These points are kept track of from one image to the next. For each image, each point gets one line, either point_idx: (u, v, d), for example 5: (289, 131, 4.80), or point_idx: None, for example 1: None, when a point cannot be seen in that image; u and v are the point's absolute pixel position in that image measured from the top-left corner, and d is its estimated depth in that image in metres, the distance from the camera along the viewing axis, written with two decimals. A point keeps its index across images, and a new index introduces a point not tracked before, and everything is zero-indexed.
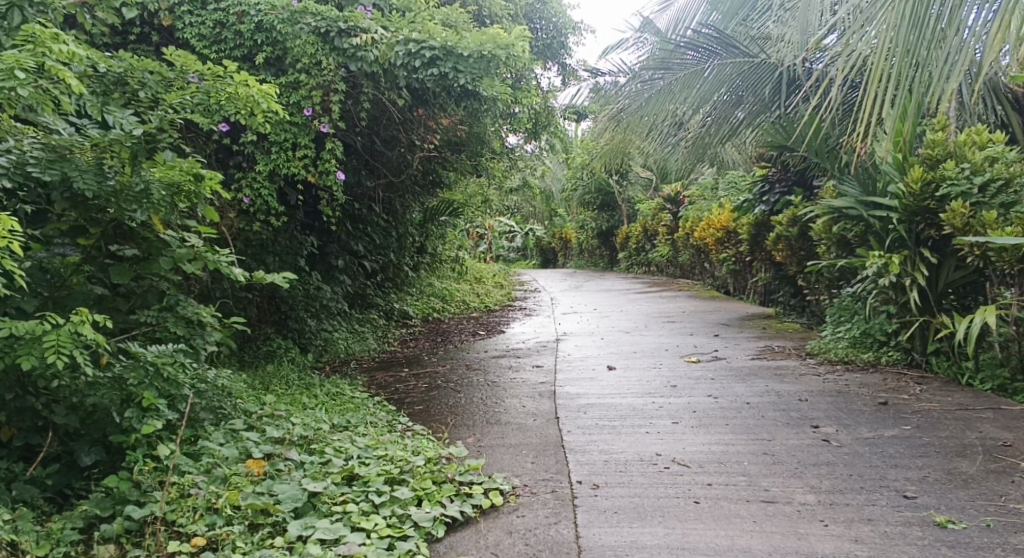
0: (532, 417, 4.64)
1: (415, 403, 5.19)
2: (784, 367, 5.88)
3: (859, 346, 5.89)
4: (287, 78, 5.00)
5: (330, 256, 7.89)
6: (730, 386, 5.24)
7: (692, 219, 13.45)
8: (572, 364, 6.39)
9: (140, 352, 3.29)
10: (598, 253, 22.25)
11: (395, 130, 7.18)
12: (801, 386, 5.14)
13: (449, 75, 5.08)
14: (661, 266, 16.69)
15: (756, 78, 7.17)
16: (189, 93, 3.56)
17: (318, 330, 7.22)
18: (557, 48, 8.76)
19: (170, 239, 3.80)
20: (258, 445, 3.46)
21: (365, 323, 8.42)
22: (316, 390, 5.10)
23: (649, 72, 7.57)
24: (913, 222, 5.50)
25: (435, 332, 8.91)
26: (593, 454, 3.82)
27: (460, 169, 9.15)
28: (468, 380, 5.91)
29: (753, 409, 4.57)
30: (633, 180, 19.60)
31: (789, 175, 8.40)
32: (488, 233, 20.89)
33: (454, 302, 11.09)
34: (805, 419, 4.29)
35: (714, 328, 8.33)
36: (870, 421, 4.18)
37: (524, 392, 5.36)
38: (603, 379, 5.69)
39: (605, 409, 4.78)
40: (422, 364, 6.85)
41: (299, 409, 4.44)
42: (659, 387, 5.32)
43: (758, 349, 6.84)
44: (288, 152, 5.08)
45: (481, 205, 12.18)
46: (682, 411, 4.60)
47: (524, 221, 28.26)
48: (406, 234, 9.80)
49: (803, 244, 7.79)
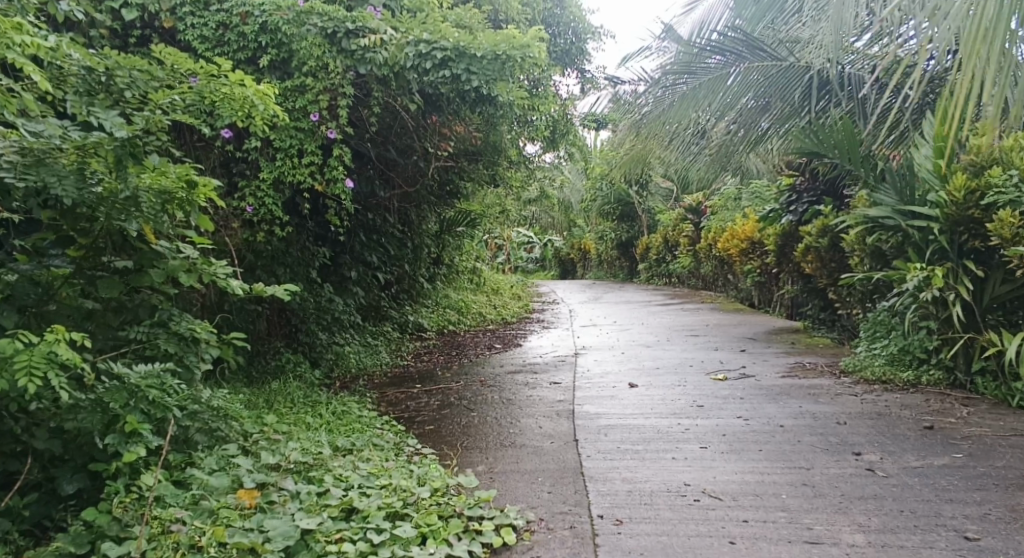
0: (549, 439, 4.36)
1: (426, 423, 4.94)
2: (817, 386, 5.54)
3: (897, 364, 5.54)
4: (293, 81, 4.81)
5: (342, 267, 7.68)
6: (761, 407, 4.93)
7: (714, 229, 13.12)
8: (592, 380, 6.10)
9: (123, 372, 3.03)
10: (617, 265, 21.93)
11: (409, 138, 6.95)
12: (838, 407, 4.81)
13: (461, 77, 4.83)
14: (683, 277, 16.34)
15: (784, 82, 6.91)
16: (179, 93, 3.36)
17: (329, 343, 6.98)
18: (575, 54, 8.53)
19: (163, 250, 3.57)
20: (252, 473, 3.20)
21: (378, 336, 8.17)
22: (322, 410, 4.85)
23: (672, 77, 7.13)
24: (955, 232, 5.17)
25: (451, 346, 8.65)
26: (616, 484, 3.51)
27: (477, 178, 8.90)
28: (482, 398, 5.63)
29: (787, 433, 4.25)
30: (653, 191, 19.30)
31: (819, 184, 8.12)
32: (506, 244, 20.65)
33: (470, 314, 10.82)
34: (845, 445, 3.96)
35: (740, 343, 7.99)
36: (917, 448, 3.84)
37: (541, 410, 5.08)
38: (625, 397, 5.39)
39: (627, 431, 4.49)
40: (435, 379, 6.57)
41: (303, 432, 4.18)
42: (684, 407, 5.02)
43: (788, 365, 6.50)
44: (293, 158, 4.88)
45: (498, 216, 11.94)
46: (710, 434, 4.29)
47: (543, 232, 28.00)
48: (421, 245, 9.57)
49: (833, 255, 7.43)
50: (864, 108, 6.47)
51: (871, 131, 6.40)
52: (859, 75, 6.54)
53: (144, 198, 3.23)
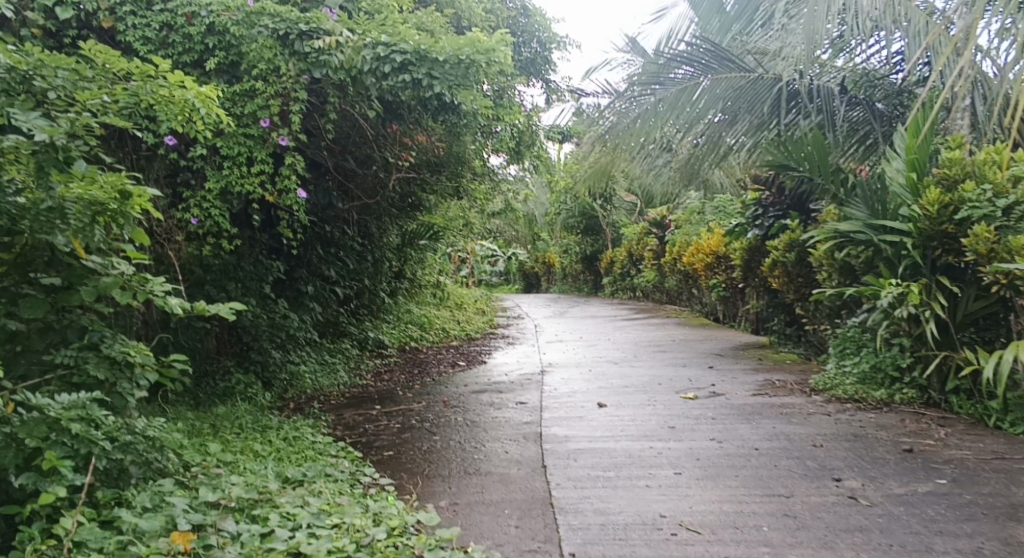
0: (516, 466, 4.11)
1: (384, 448, 4.67)
2: (789, 404, 5.39)
3: (869, 382, 5.43)
4: (241, 86, 4.56)
5: (297, 282, 7.36)
6: (734, 428, 4.75)
7: (679, 243, 13.04)
8: (558, 400, 5.87)
9: (42, 403, 2.72)
10: (581, 278, 21.84)
11: (368, 147, 6.70)
12: (814, 428, 4.66)
13: (422, 82, 4.59)
14: (647, 291, 16.25)
15: (753, 93, 6.70)
16: (108, 93, 3.04)
17: (283, 362, 6.64)
18: (540, 64, 8.36)
19: (94, 266, 3.23)
20: (188, 513, 2.89)
21: (336, 354, 7.85)
22: (273, 436, 4.55)
23: (639, 88, 6.99)
24: (928, 247, 5.08)
25: (412, 363, 8.36)
26: (589, 517, 3.28)
27: (439, 191, 8.67)
28: (445, 420, 5.36)
29: (763, 457, 4.07)
30: (616, 205, 19.28)
31: (785, 199, 8.05)
32: (469, 257, 20.43)
33: (433, 330, 10.55)
34: (824, 470, 3.79)
35: (707, 359, 7.86)
36: (899, 472, 3.69)
37: (506, 433, 4.83)
38: (593, 418, 5.17)
39: (597, 455, 4.26)
40: (396, 400, 6.27)
41: (250, 462, 3.88)
42: (656, 429, 4.81)
43: (758, 383, 6.36)
44: (241, 167, 4.61)
45: (462, 229, 11.70)
46: (684, 459, 4.09)
47: (507, 246, 27.81)
48: (382, 258, 9.29)
49: (800, 271, 7.31)
50: (832, 120, 6.37)
51: (839, 143, 6.31)
52: (827, 87, 6.43)
53: (71, 209, 2.94)
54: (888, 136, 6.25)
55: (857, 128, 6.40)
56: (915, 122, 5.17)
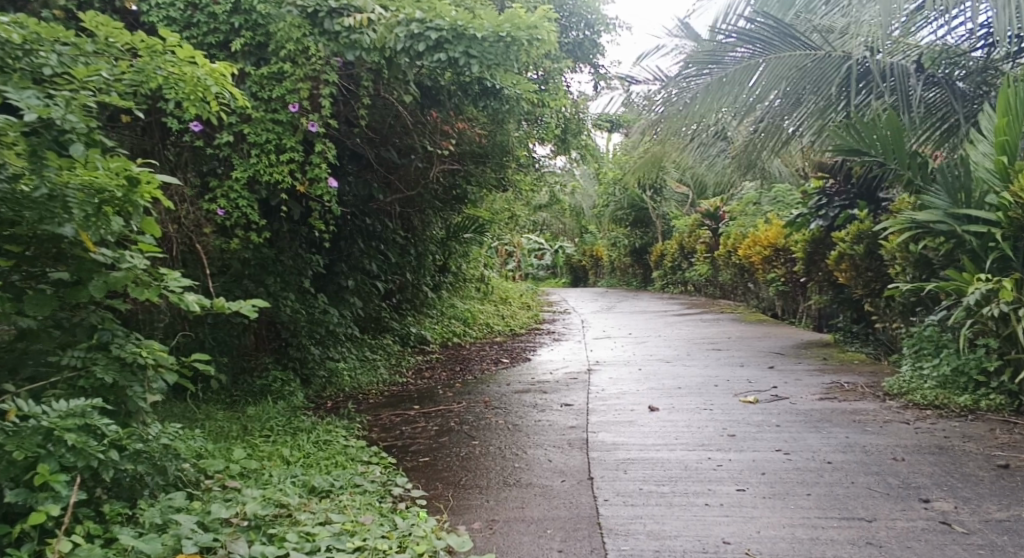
0: (560, 477, 3.77)
1: (420, 454, 4.37)
2: (861, 410, 4.94)
3: (951, 387, 4.92)
4: (270, 68, 4.35)
5: (338, 276, 7.15)
6: (802, 437, 4.33)
7: (733, 236, 12.49)
8: (607, 402, 5.51)
9: (35, 412, 2.61)
10: (630, 272, 21.28)
11: (407, 136, 6.42)
12: (892, 438, 4.20)
13: (459, 61, 4.26)
14: (701, 286, 15.70)
15: (819, 73, 6.12)
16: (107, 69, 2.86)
17: (322, 358, 6.42)
18: (589, 48, 7.97)
19: (103, 259, 2.97)
20: (196, 533, 2.65)
21: (377, 350, 7.61)
22: (303, 441, 4.29)
23: (694, 68, 6.53)
24: (1022, 238, 4.60)
25: (455, 360, 8.09)
26: (642, 542, 2.94)
27: (484, 183, 8.33)
28: (486, 423, 5.04)
29: (838, 472, 3.65)
30: (667, 196, 18.71)
31: (851, 188, 7.61)
32: (516, 251, 20.15)
33: (477, 325, 10.25)
34: (909, 488, 3.37)
35: (767, 358, 7.39)
36: (998, 493, 3.24)
37: (550, 440, 4.49)
38: (644, 424, 4.79)
39: (650, 467, 3.90)
40: (435, 399, 5.98)
41: (277, 470, 3.64)
42: (713, 437, 4.42)
43: (824, 385, 5.90)
44: (270, 155, 4.42)
45: (509, 223, 11.39)
46: (747, 472, 3.71)
47: (554, 239, 27.42)
48: (425, 251, 9.04)
49: (870, 264, 6.78)
50: (907, 101, 5.82)
51: (915, 125, 5.76)
52: (902, 65, 5.88)
53: (73, 197, 2.74)
54: (971, 117, 5.68)
55: (937, 108, 5.84)
56: (1007, 100, 4.66)
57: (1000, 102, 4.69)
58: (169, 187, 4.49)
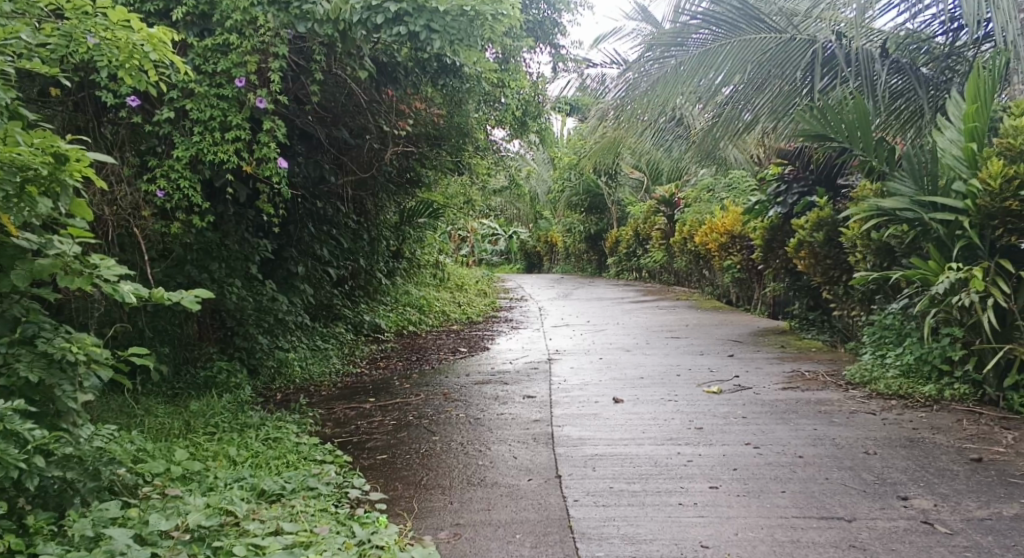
0: (526, 476, 3.60)
1: (377, 451, 4.14)
2: (826, 400, 4.89)
3: (913, 376, 4.93)
4: (214, 39, 4.04)
5: (287, 262, 6.87)
6: (770, 430, 4.24)
7: (689, 222, 12.47)
8: (569, 393, 5.36)
9: None
10: (585, 258, 21.21)
11: (361, 116, 6.14)
12: (860, 430, 4.14)
13: (420, 36, 4.04)
14: (656, 272, 15.69)
15: (784, 56, 6.00)
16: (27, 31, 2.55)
17: (272, 349, 6.12)
18: (549, 27, 7.77)
19: (27, 244, 2.71)
20: (134, 548, 2.40)
21: (329, 339, 7.32)
22: (250, 438, 4.03)
23: (653, 52, 6.38)
24: (987, 227, 4.58)
25: (410, 349, 7.85)
26: (617, 547, 2.79)
27: (438, 166, 8.19)
28: (446, 416, 4.84)
29: (811, 467, 3.55)
30: (622, 181, 18.69)
31: (811, 174, 7.59)
32: (470, 236, 19.88)
33: (432, 312, 10.01)
34: (885, 484, 3.30)
35: (726, 346, 7.34)
36: (975, 489, 3.20)
37: (513, 434, 4.31)
38: (609, 416, 4.65)
39: (620, 462, 3.75)
40: (391, 391, 5.75)
41: (223, 473, 3.39)
42: (681, 430, 4.29)
43: (786, 373, 5.85)
44: (214, 133, 4.13)
45: (464, 208, 11.14)
46: (718, 468, 3.59)
47: (508, 224, 27.19)
48: (378, 237, 8.75)
49: (830, 251, 6.72)
50: (872, 87, 5.77)
51: (880, 110, 5.71)
52: (867, 50, 5.81)
53: None
54: (935, 103, 5.66)
55: (901, 94, 5.79)
56: (978, 85, 4.66)
57: (971, 87, 4.68)
58: (103, 166, 4.16)
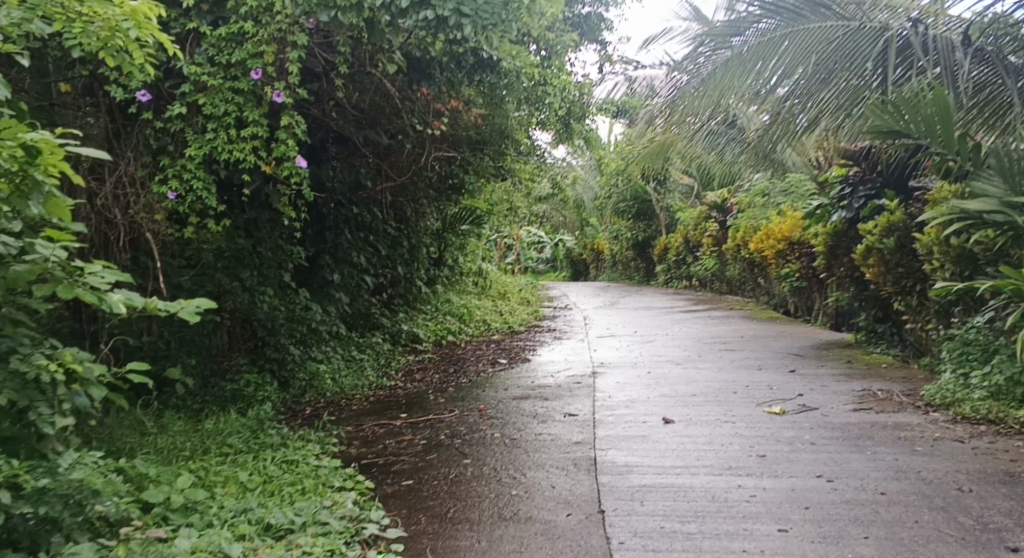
0: (564, 510, 3.19)
1: (402, 476, 3.77)
2: (902, 424, 4.38)
3: (1004, 398, 4.36)
4: (228, 27, 3.82)
5: (322, 270, 6.57)
6: (844, 459, 3.74)
7: (743, 229, 11.91)
8: (616, 411, 4.94)
9: None
10: (633, 265, 20.75)
11: (396, 117, 5.84)
12: (949, 461, 3.62)
13: (449, 20, 3.73)
14: (708, 282, 15.11)
15: (852, 45, 5.45)
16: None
17: (302, 360, 5.82)
18: (595, 23, 7.42)
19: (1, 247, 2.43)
20: None
21: (364, 350, 7.01)
22: (266, 462, 3.70)
23: (708, 49, 5.89)
24: None
25: (449, 360, 7.49)
26: None
27: (480, 171, 7.88)
28: (480, 436, 4.46)
29: (895, 507, 3.06)
30: (671, 187, 18.18)
31: (878, 175, 7.06)
32: (514, 243, 19.60)
33: (473, 321, 9.66)
34: (987, 530, 2.80)
35: (786, 360, 6.81)
36: None
37: (552, 459, 3.91)
38: (660, 440, 4.21)
39: (672, 495, 3.32)
40: (424, 407, 5.39)
41: (229, 502, 3.07)
42: (741, 458, 3.83)
43: (855, 392, 5.32)
44: (229, 130, 3.89)
45: (509, 214, 10.81)
46: (787, 505, 3.13)
47: (554, 231, 26.81)
48: (418, 243, 8.46)
49: (901, 258, 6.15)
50: (953, 78, 5.20)
51: (962, 104, 5.17)
52: (947, 37, 5.24)
53: None
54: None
55: (986, 85, 5.24)
56: None
57: None
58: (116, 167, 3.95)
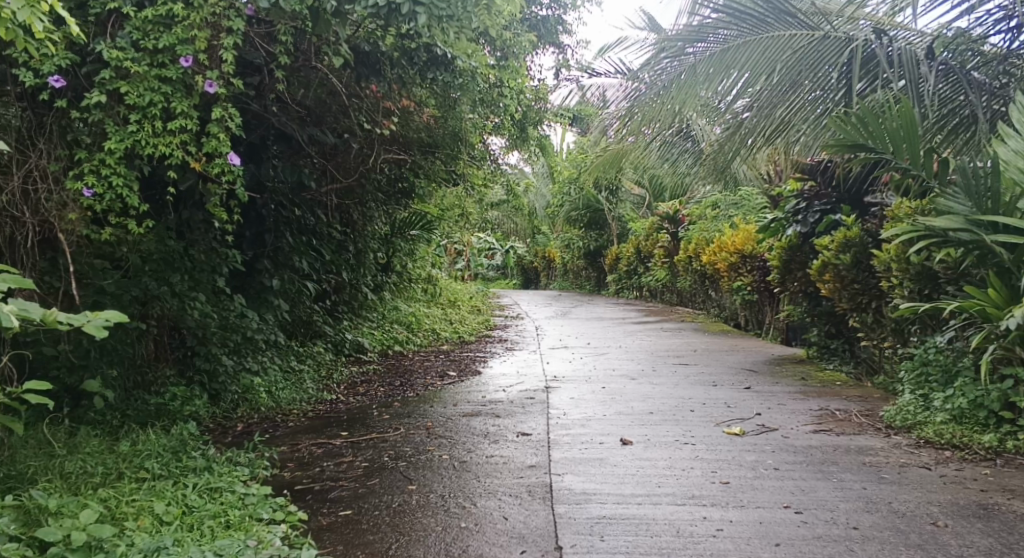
0: (518, 547, 2.92)
1: (340, 505, 3.44)
2: (865, 447, 4.24)
3: (968, 421, 4.25)
4: (156, 9, 3.49)
5: (259, 275, 6.15)
6: (810, 488, 3.56)
7: (695, 240, 11.86)
8: (570, 431, 4.69)
9: None
10: (585, 274, 20.66)
11: (343, 115, 5.52)
12: (918, 490, 3.47)
13: (400, 8, 3.46)
14: (659, 292, 15.04)
15: (816, 56, 5.34)
16: None
17: (236, 371, 5.42)
18: (553, 25, 7.23)
19: None
20: None
21: (304, 360, 6.62)
22: (187, 490, 3.33)
23: (670, 59, 5.74)
24: None
25: (395, 372, 7.14)
26: None
27: (431, 175, 7.59)
28: (427, 459, 4.15)
29: (870, 544, 2.88)
30: (623, 197, 18.14)
31: (833, 190, 6.99)
32: (465, 250, 19.32)
33: (422, 331, 9.32)
34: None
35: (741, 376, 6.67)
36: None
37: (503, 485, 3.64)
38: (618, 464, 3.97)
39: (633, 528, 3.08)
40: (366, 424, 5.05)
41: (141, 540, 2.71)
42: (703, 485, 3.62)
43: (814, 412, 5.19)
44: (154, 122, 3.56)
45: (460, 220, 10.53)
46: (757, 541, 2.92)
47: (505, 238, 26.60)
48: (364, 249, 8.11)
49: (858, 274, 6.04)
50: (918, 93, 5.11)
51: (925, 119, 5.09)
52: (910, 50, 5.17)
53: None
54: (986, 109, 5.01)
55: (948, 101, 5.18)
56: None
57: None
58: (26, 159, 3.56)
